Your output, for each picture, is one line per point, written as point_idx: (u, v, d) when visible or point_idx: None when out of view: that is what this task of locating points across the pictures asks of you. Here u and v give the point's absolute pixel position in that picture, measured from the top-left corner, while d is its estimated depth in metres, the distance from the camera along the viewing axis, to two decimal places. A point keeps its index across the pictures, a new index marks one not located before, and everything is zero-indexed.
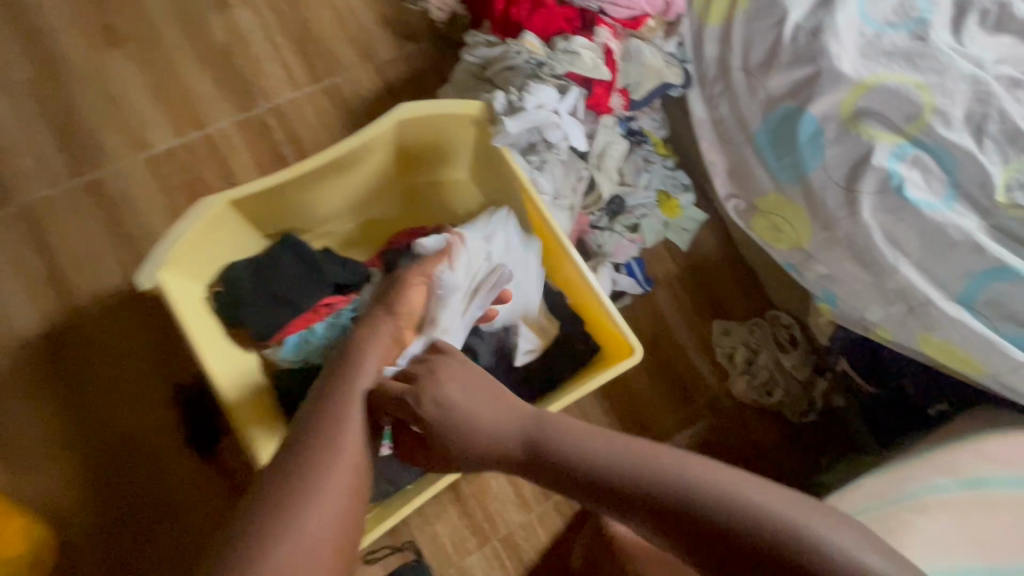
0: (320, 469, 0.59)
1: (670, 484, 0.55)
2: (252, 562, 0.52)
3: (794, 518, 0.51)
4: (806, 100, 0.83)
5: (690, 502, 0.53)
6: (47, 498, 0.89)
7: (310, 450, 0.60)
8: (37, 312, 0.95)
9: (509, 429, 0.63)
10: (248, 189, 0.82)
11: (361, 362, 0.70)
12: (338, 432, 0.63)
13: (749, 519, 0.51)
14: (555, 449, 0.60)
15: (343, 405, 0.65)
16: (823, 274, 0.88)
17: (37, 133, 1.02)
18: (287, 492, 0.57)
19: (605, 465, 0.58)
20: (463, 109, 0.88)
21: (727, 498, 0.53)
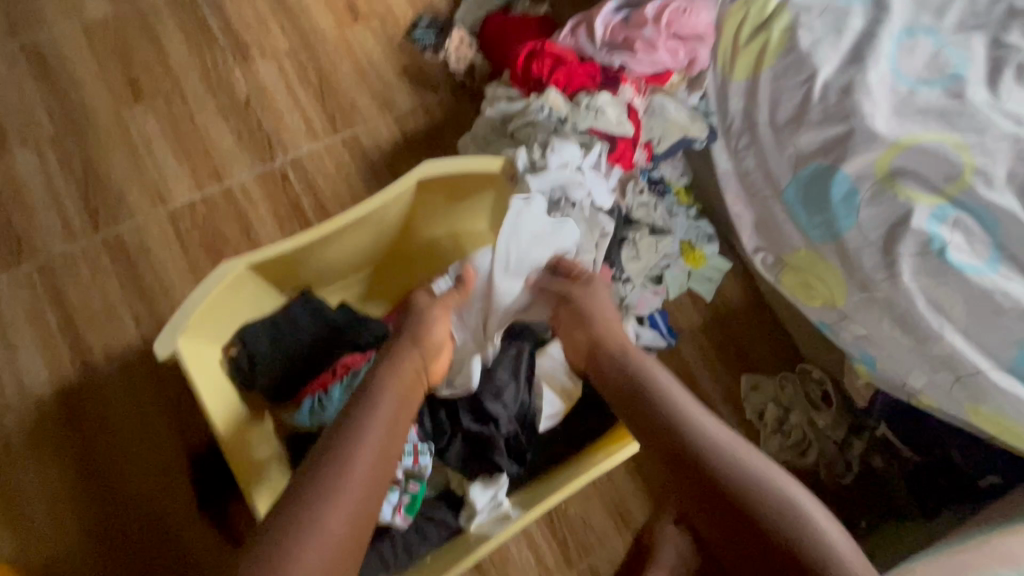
0: (319, 506, 0.59)
1: (712, 443, 0.63)
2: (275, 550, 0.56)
3: (805, 509, 0.58)
4: (839, 158, 0.80)
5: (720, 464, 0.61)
6: (54, 564, 0.87)
7: (313, 486, 0.60)
8: (52, 370, 0.94)
9: (621, 358, 0.75)
10: (268, 252, 0.80)
11: (379, 397, 0.69)
12: (344, 467, 0.62)
13: (760, 491, 0.59)
14: (654, 390, 0.70)
15: (351, 438, 0.65)
16: (860, 335, 0.85)
17: (62, 188, 1.03)
18: (287, 524, 0.58)
19: (668, 408, 0.67)
20: (483, 167, 0.86)
21: (754, 473, 0.60)
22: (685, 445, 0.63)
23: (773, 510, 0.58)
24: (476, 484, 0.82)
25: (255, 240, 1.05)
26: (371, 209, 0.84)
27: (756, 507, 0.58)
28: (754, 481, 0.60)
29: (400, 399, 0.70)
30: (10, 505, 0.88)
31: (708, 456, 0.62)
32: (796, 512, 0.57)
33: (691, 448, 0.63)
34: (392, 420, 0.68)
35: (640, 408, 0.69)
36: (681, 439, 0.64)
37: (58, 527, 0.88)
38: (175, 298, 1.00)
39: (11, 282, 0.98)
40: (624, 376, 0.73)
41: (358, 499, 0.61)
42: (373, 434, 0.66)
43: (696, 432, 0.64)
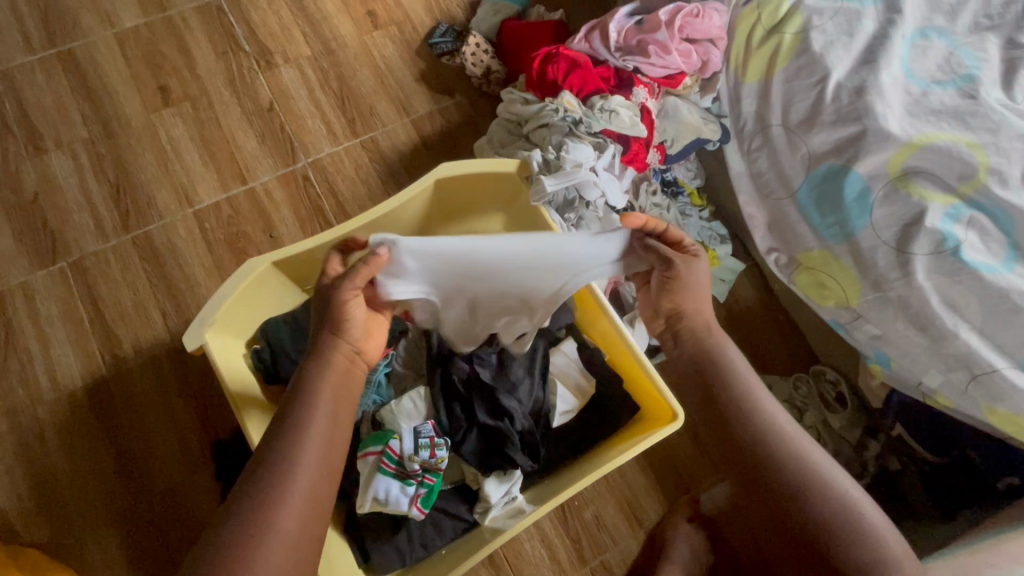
0: (268, 517, 0.54)
1: (785, 444, 0.58)
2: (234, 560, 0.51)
3: (871, 525, 0.54)
4: (851, 158, 0.81)
5: (792, 469, 0.56)
6: (83, 549, 0.90)
7: (255, 497, 0.55)
8: (83, 364, 0.98)
9: (698, 337, 0.67)
10: (291, 251, 0.83)
11: (317, 391, 0.63)
12: (288, 475, 0.56)
13: (829, 504, 0.54)
14: (719, 368, 0.65)
15: (293, 442, 0.59)
16: (874, 335, 0.85)
17: (94, 189, 1.07)
18: (231, 541, 0.52)
19: (740, 400, 0.61)
20: (499, 168, 0.88)
21: (827, 482, 0.56)
22: (755, 444, 0.58)
23: (842, 526, 0.54)
24: (491, 479, 0.83)
25: (277, 239, 1.08)
26: (390, 209, 0.87)
27: (823, 520, 0.54)
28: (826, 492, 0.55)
29: (336, 395, 0.64)
30: (42, 492, 0.92)
31: (780, 460, 0.57)
32: (864, 529, 0.54)
33: (763, 449, 0.58)
34: (333, 421, 0.62)
35: (708, 396, 0.63)
36: (752, 438, 0.58)
37: (87, 513, 0.91)
38: (201, 295, 1.03)
39: (47, 279, 1.02)
40: (691, 360, 0.67)
41: (305, 508, 0.56)
42: (314, 437, 0.60)
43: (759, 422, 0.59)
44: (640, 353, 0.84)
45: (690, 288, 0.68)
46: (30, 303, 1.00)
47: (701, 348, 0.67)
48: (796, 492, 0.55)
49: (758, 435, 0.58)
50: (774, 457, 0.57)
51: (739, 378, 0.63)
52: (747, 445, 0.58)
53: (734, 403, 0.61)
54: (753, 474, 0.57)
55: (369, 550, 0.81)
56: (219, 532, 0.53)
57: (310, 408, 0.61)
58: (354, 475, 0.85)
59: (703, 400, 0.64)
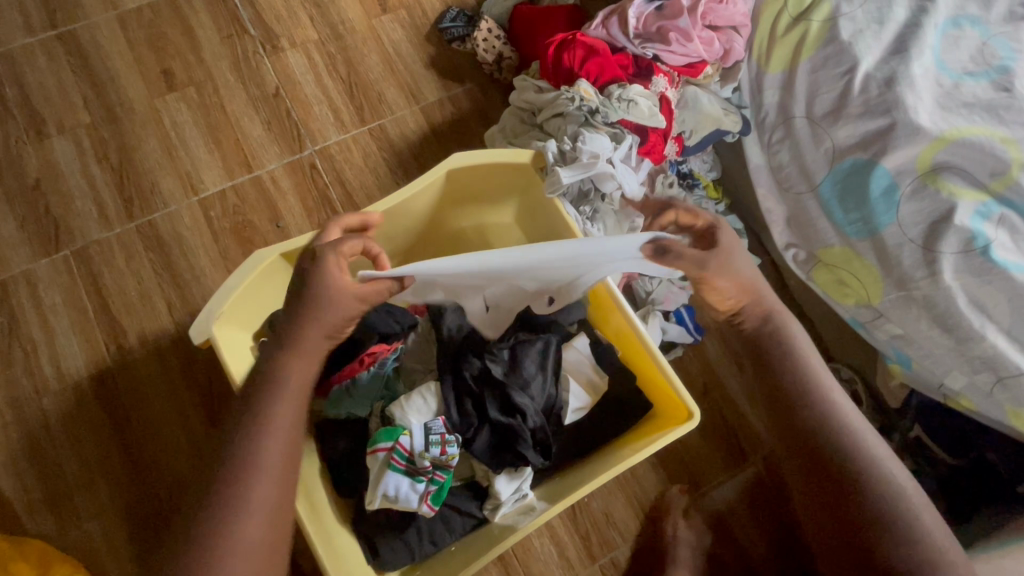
0: (231, 528, 0.55)
1: (849, 431, 0.57)
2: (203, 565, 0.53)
3: (927, 527, 0.53)
4: (878, 153, 0.78)
5: (855, 457, 0.55)
6: (88, 541, 0.89)
7: (218, 505, 0.56)
8: (87, 354, 0.96)
9: (767, 320, 0.64)
10: (300, 242, 0.81)
11: (278, 390, 0.62)
12: (248, 484, 0.57)
13: (888, 495, 0.53)
14: (787, 348, 0.63)
15: (250, 453, 0.59)
16: (896, 334, 0.83)
17: (97, 176, 1.05)
18: (196, 551, 0.54)
19: (806, 383, 0.60)
20: (513, 158, 0.85)
21: (888, 476, 0.55)
22: (820, 427, 0.57)
23: (896, 521, 0.52)
24: (502, 476, 0.82)
25: (284, 229, 1.06)
26: (401, 200, 0.85)
27: (879, 510, 0.53)
28: (884, 485, 0.54)
29: (296, 398, 0.63)
30: (47, 483, 0.91)
31: (845, 447, 0.56)
32: (920, 528, 0.52)
33: (828, 433, 0.57)
34: (292, 430, 0.62)
35: (774, 377, 0.62)
36: (819, 422, 0.58)
37: (92, 505, 0.91)
38: (206, 286, 1.01)
39: (50, 267, 1.00)
40: (756, 339, 0.64)
41: (269, 513, 0.58)
42: (272, 446, 0.60)
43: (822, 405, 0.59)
44: (655, 349, 0.82)
45: (729, 249, 0.62)
46: (33, 292, 0.99)
47: (772, 328, 0.64)
48: (857, 479, 0.54)
49: (823, 419, 0.58)
50: (838, 443, 0.56)
51: (808, 362, 0.62)
52: (811, 426, 0.58)
53: (801, 388, 0.60)
54: (813, 456, 0.57)
55: (378, 545, 0.80)
56: (187, 539, 0.55)
57: (270, 413, 0.61)
58: (363, 471, 0.84)
59: (769, 380, 0.62)
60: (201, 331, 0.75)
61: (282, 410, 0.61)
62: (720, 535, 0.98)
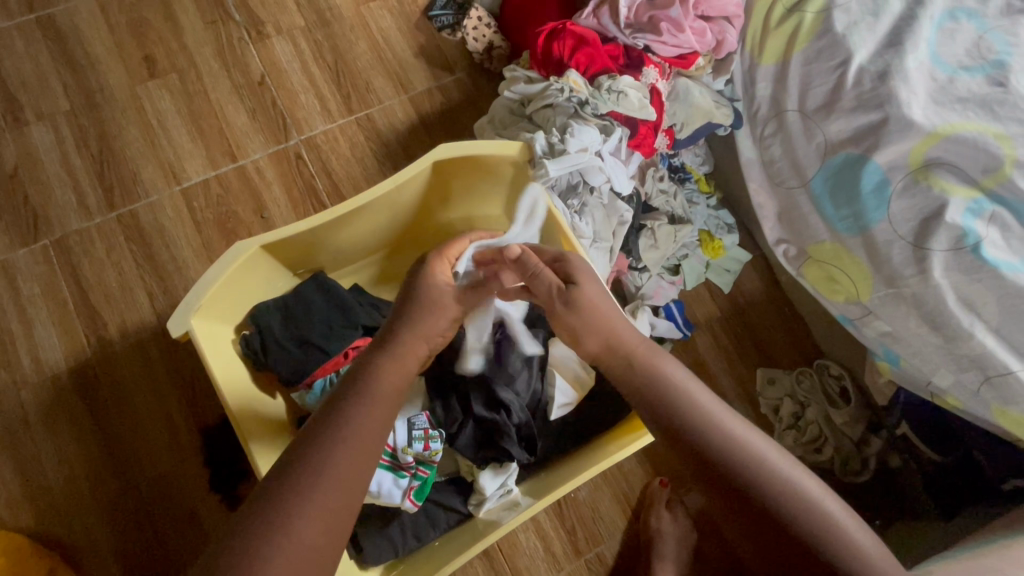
0: (291, 518, 0.52)
1: (751, 459, 0.57)
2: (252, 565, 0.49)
3: (850, 533, 0.54)
4: (871, 148, 0.77)
5: (761, 487, 0.56)
6: (69, 535, 0.88)
7: (283, 493, 0.53)
8: (67, 346, 0.95)
9: (631, 361, 0.65)
10: (280, 234, 0.79)
11: (366, 390, 0.62)
12: (311, 481, 0.54)
13: (804, 514, 0.54)
14: (663, 383, 0.63)
15: (318, 452, 0.56)
16: (884, 332, 0.83)
17: (77, 165, 1.03)
18: (249, 537, 0.51)
19: (695, 421, 0.60)
20: (501, 150, 0.84)
21: (800, 495, 0.55)
22: (711, 457, 0.58)
23: (809, 529, 0.54)
24: (486, 471, 0.81)
25: (268, 220, 1.04)
26: (386, 191, 0.83)
27: (799, 531, 0.54)
28: (797, 506, 0.55)
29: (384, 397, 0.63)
30: (26, 477, 0.90)
31: (749, 480, 0.56)
32: (843, 537, 0.54)
33: (732, 472, 0.56)
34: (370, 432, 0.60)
35: (664, 424, 0.61)
36: (720, 461, 0.57)
37: (72, 499, 0.90)
38: (189, 278, 1.00)
39: (29, 258, 0.98)
40: (634, 379, 0.64)
41: (330, 514, 0.54)
42: (349, 444, 0.57)
43: (709, 433, 0.59)
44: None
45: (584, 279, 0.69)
46: (11, 283, 0.97)
47: (642, 372, 0.64)
48: (772, 509, 0.55)
49: (722, 457, 0.57)
50: (744, 477, 0.56)
51: (691, 395, 0.62)
52: (713, 467, 0.57)
53: (692, 427, 0.59)
54: (727, 495, 0.57)
55: (360, 540, 0.79)
56: (235, 536, 0.51)
57: (356, 407, 0.60)
58: None
59: (662, 428, 0.61)
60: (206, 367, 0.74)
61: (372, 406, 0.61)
62: (708, 530, 0.98)
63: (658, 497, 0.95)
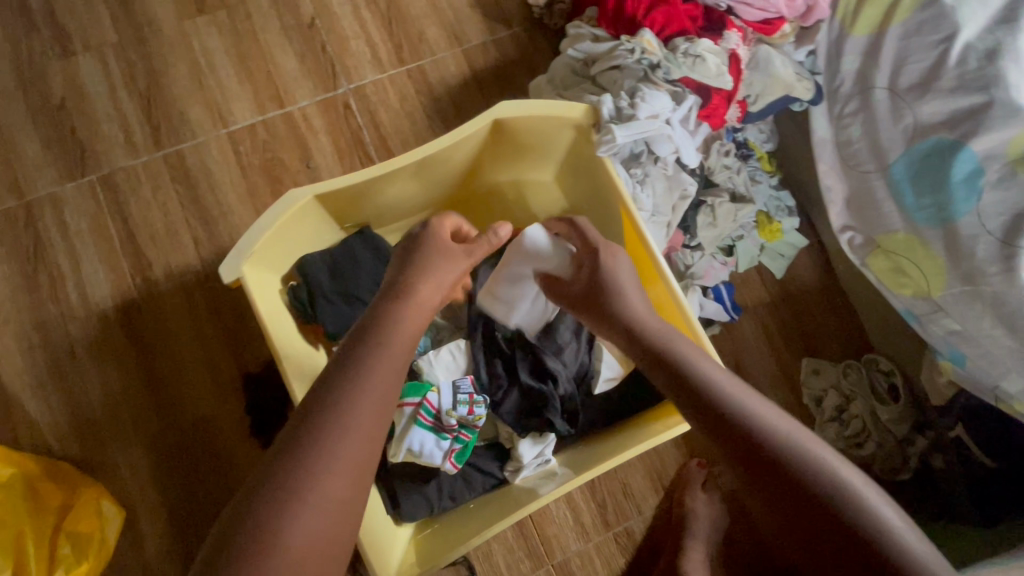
0: (306, 485, 0.53)
1: (759, 418, 0.57)
2: (276, 525, 0.50)
3: (871, 502, 0.51)
4: (967, 134, 0.71)
5: (778, 450, 0.54)
6: (112, 467, 0.90)
7: (292, 464, 0.54)
8: (112, 283, 0.95)
9: (650, 332, 0.68)
10: (335, 183, 0.78)
11: (382, 343, 0.63)
12: (335, 438, 0.55)
13: (814, 473, 0.52)
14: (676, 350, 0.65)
15: (337, 413, 0.57)
16: (953, 330, 0.79)
17: (125, 101, 1.01)
18: (266, 506, 0.51)
19: (706, 381, 0.61)
20: (566, 112, 0.80)
21: (812, 456, 0.54)
22: (722, 413, 0.58)
23: (824, 488, 0.52)
24: (526, 440, 0.81)
25: (314, 170, 1.01)
26: (443, 146, 0.80)
27: (812, 488, 0.52)
28: (806, 462, 0.53)
29: (393, 361, 0.63)
30: (73, 411, 0.91)
31: (757, 435, 0.55)
32: (860, 501, 0.51)
33: (740, 423, 0.57)
34: (382, 404, 0.60)
35: (678, 391, 0.62)
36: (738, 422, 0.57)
37: (117, 434, 0.91)
38: (233, 223, 0.98)
39: (76, 192, 0.97)
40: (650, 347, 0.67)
41: (352, 476, 0.55)
42: (363, 417, 0.58)
43: (716, 390, 0.60)
44: (659, 256, 0.78)
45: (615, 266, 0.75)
46: (59, 217, 0.96)
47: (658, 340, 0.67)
48: (783, 463, 0.53)
49: (732, 412, 0.58)
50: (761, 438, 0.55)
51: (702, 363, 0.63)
52: (721, 419, 0.58)
53: (706, 391, 0.60)
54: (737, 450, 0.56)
55: (398, 497, 0.80)
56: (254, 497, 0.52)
57: (369, 369, 0.61)
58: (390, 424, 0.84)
59: (672, 385, 0.63)
60: (257, 319, 0.73)
61: (384, 371, 0.61)
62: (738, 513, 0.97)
63: (695, 478, 0.94)
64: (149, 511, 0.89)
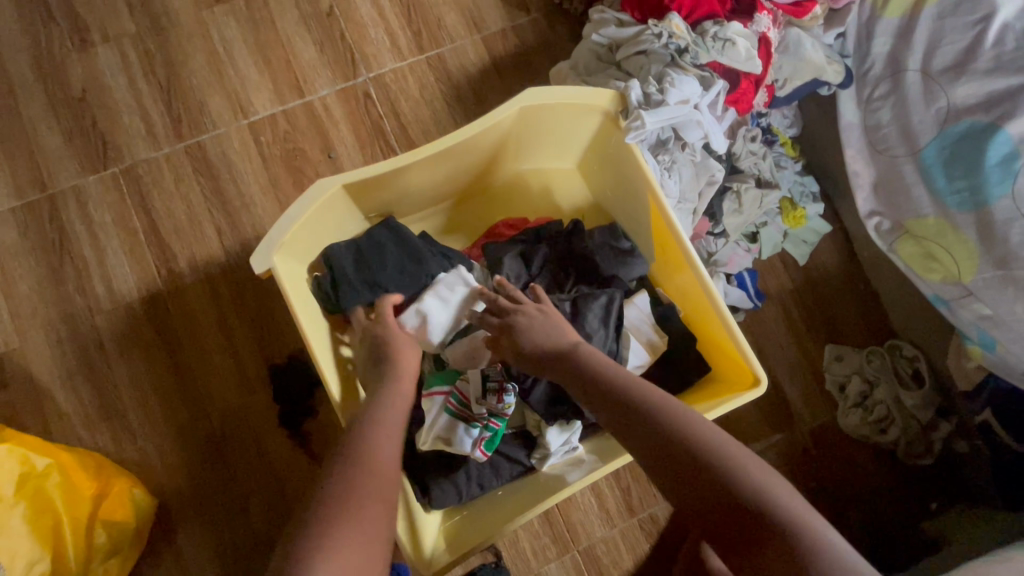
0: (362, 471, 0.56)
1: (667, 415, 0.58)
2: (343, 502, 0.52)
3: (770, 488, 0.51)
4: (1002, 115, 0.71)
5: (678, 437, 0.56)
6: (142, 458, 0.91)
7: (345, 459, 0.57)
8: (137, 275, 0.95)
9: (562, 344, 0.70)
10: (364, 173, 0.77)
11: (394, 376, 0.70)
12: (377, 437, 0.60)
13: (711, 457, 0.53)
14: (586, 359, 0.67)
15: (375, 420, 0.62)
16: (984, 315, 0.79)
17: (144, 92, 1.00)
18: (332, 490, 0.53)
19: (614, 385, 0.63)
20: (593, 99, 0.79)
21: (713, 445, 0.54)
22: (631, 414, 0.60)
23: (720, 471, 0.53)
24: (553, 427, 0.81)
25: (335, 160, 1.01)
26: (472, 134, 0.80)
27: (709, 474, 0.53)
28: (706, 453, 0.54)
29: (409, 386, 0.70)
30: (103, 403, 0.92)
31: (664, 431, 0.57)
32: (755, 484, 0.51)
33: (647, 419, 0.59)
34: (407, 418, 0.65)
35: (589, 391, 0.65)
36: (651, 420, 0.58)
37: (148, 425, 0.92)
38: (256, 215, 0.98)
39: (98, 185, 0.97)
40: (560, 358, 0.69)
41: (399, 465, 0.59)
42: (393, 428, 0.62)
43: (626, 392, 0.62)
44: (687, 243, 0.78)
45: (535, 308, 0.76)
46: (83, 209, 0.96)
47: (568, 352, 0.69)
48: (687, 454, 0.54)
49: (642, 411, 0.59)
50: (670, 434, 0.56)
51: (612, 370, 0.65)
52: (631, 419, 0.59)
53: (613, 388, 0.63)
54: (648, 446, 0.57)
55: (428, 486, 0.80)
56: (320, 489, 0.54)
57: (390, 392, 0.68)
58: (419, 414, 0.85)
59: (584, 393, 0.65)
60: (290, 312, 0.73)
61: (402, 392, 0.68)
62: None
63: None
64: (181, 501, 0.90)
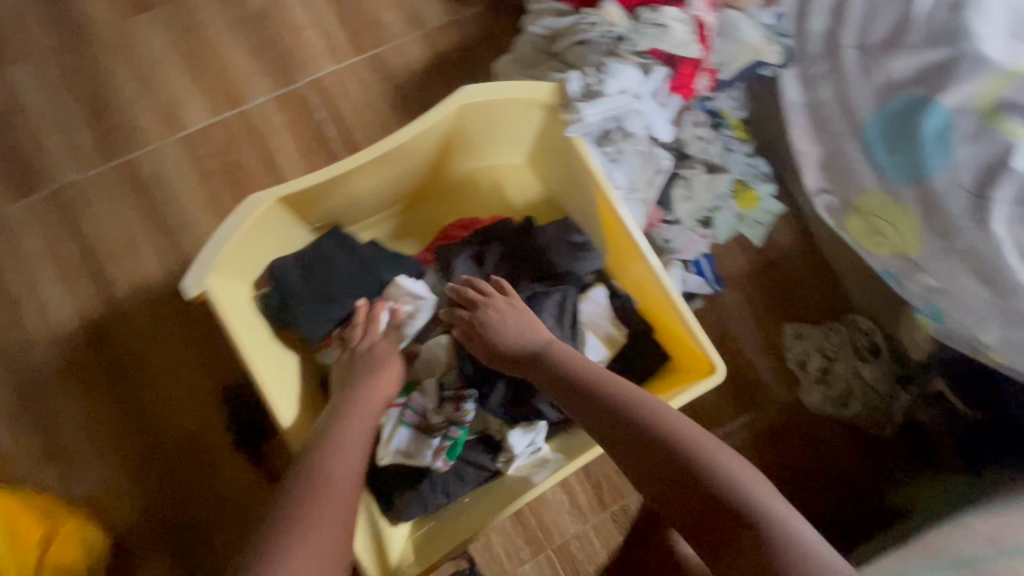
0: (307, 507, 0.57)
1: (634, 404, 0.61)
2: (282, 541, 0.54)
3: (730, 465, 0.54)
4: (936, 87, 0.70)
5: (645, 424, 0.59)
6: (93, 494, 0.87)
7: (293, 493, 0.59)
8: (74, 304, 0.91)
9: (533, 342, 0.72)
10: (300, 183, 0.74)
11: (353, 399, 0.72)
12: (326, 468, 0.61)
13: (676, 441, 0.56)
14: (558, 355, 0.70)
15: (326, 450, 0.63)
16: (930, 287, 0.80)
17: (67, 111, 0.95)
18: (275, 527, 0.56)
19: (586, 378, 0.66)
20: (530, 94, 0.77)
21: (677, 430, 0.57)
22: (602, 404, 0.62)
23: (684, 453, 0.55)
24: (516, 429, 0.78)
25: (277, 170, 0.97)
26: (410, 136, 0.77)
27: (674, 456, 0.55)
28: (672, 438, 0.56)
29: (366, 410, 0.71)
30: (47, 439, 0.88)
31: (632, 419, 0.59)
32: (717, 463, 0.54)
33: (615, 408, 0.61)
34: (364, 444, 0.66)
35: (561, 385, 0.67)
36: (619, 409, 0.61)
37: (97, 459, 0.88)
38: (196, 232, 0.94)
39: (24, 211, 0.92)
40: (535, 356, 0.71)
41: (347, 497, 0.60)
42: (347, 454, 0.64)
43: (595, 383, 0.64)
44: (637, 234, 0.77)
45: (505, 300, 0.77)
46: (9, 238, 0.92)
47: (541, 350, 0.71)
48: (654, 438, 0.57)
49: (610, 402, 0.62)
50: (639, 421, 0.59)
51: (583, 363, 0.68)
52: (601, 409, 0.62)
53: (584, 380, 0.65)
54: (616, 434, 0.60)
55: (393, 499, 0.77)
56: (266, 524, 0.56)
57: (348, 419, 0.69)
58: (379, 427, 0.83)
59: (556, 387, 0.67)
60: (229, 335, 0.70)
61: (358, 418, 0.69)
62: None
63: None
64: (138, 535, 0.87)
